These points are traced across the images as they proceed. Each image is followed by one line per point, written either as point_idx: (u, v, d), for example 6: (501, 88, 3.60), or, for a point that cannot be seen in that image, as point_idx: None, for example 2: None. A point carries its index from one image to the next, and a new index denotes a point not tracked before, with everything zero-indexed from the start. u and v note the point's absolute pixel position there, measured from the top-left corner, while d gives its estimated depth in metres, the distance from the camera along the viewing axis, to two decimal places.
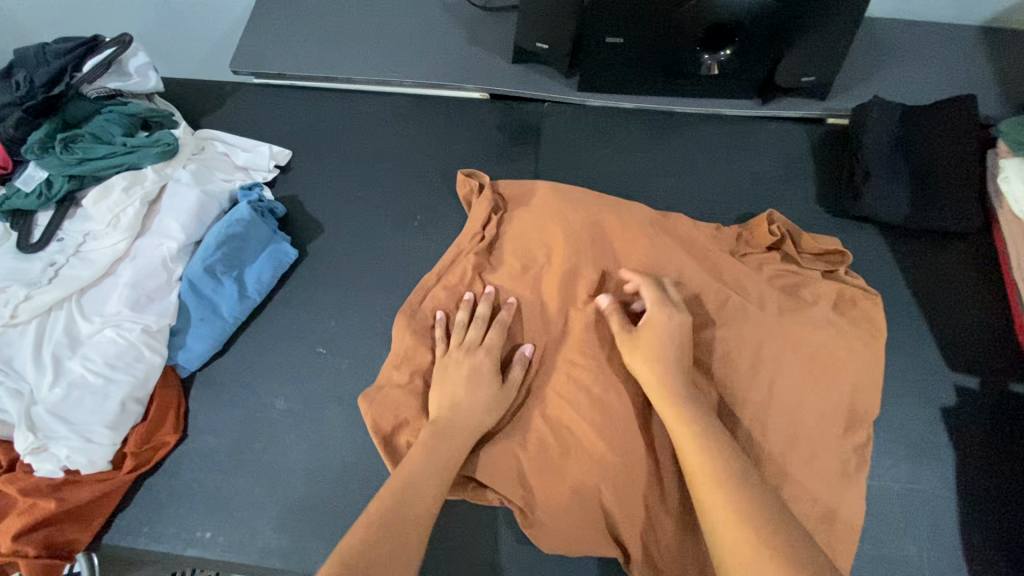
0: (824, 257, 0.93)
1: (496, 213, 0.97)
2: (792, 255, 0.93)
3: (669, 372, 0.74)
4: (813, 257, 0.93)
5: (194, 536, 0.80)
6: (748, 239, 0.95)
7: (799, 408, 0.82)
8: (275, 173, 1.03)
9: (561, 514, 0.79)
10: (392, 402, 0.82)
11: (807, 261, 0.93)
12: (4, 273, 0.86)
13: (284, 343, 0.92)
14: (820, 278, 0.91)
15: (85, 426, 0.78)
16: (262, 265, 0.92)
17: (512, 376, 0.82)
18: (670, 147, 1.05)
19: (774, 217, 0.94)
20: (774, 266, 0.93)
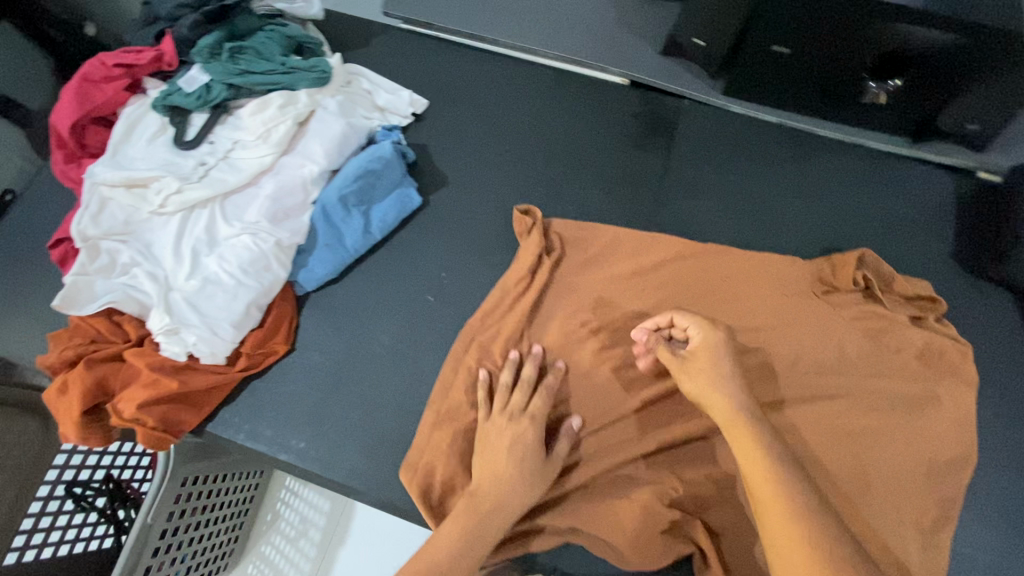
0: (913, 302, 0.90)
1: (548, 256, 0.93)
2: (879, 294, 0.89)
3: (732, 396, 0.70)
4: (901, 297, 0.90)
5: (288, 444, 0.85)
6: (831, 277, 0.90)
7: (898, 462, 0.80)
8: (410, 120, 1.06)
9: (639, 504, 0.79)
10: (466, 372, 0.86)
11: (896, 305, 0.89)
12: (159, 165, 0.91)
13: (396, 284, 0.95)
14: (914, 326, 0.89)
15: (213, 319, 0.83)
16: (389, 206, 0.95)
17: (559, 451, 0.78)
18: (804, 171, 1.02)
19: (865, 258, 0.89)
20: (898, 313, 0.89)
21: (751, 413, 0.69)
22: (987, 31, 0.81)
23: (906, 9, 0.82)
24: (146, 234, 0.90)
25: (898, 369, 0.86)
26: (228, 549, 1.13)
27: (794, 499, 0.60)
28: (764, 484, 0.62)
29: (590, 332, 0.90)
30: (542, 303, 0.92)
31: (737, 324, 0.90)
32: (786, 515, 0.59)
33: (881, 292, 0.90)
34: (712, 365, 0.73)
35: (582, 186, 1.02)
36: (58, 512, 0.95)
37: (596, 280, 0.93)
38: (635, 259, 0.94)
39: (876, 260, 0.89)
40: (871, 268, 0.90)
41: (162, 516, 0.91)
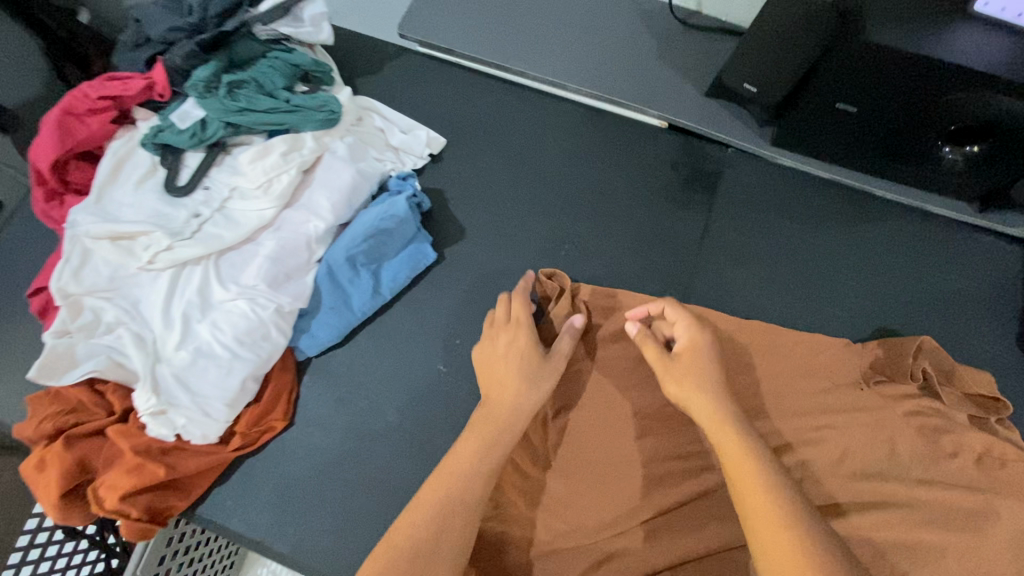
0: (974, 399, 0.80)
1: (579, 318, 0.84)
2: (938, 389, 0.79)
3: (719, 398, 0.65)
4: (963, 395, 0.80)
5: (284, 531, 0.78)
6: (885, 365, 0.82)
7: None
8: (426, 161, 0.96)
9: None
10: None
11: (955, 402, 0.79)
12: (148, 215, 0.82)
13: (405, 351, 0.87)
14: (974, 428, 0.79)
15: (205, 398, 0.75)
16: (401, 264, 0.86)
17: (559, 348, 0.75)
18: (860, 236, 0.93)
19: (925, 343, 0.80)
20: (957, 412, 0.79)
21: (740, 419, 0.63)
22: None
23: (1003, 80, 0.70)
24: (133, 291, 0.82)
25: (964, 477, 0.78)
26: None
27: (797, 524, 0.52)
28: (759, 505, 0.54)
29: (618, 418, 0.82)
30: (565, 380, 0.84)
31: (781, 415, 0.81)
32: (780, 532, 0.51)
33: (940, 386, 0.80)
34: (697, 360, 0.68)
35: (612, 244, 0.93)
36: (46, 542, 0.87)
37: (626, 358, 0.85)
38: None
39: (936, 349, 0.80)
40: (929, 358, 0.80)
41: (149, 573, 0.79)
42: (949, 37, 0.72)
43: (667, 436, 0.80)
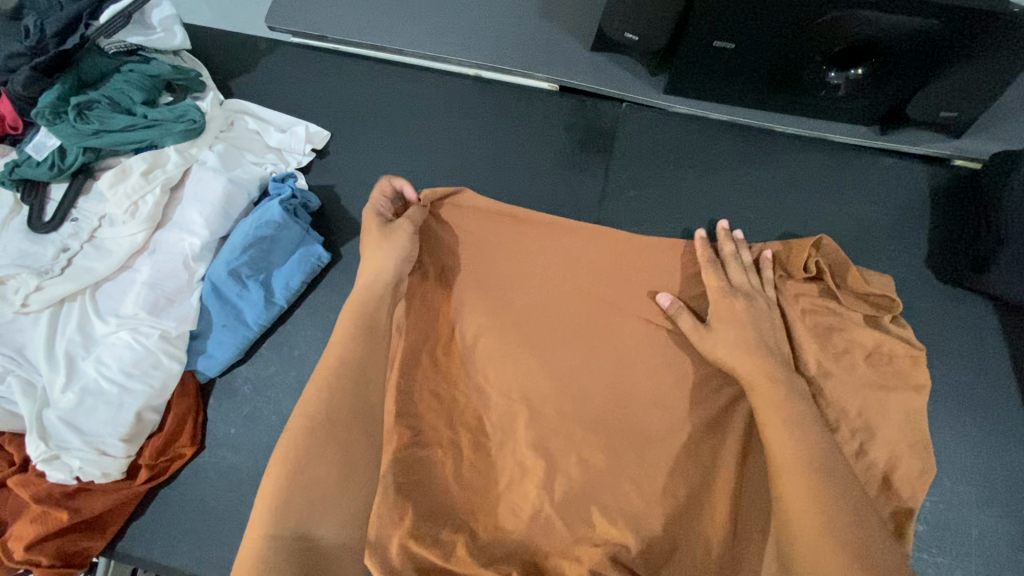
0: (870, 300, 0.76)
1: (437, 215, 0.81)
2: (832, 288, 0.76)
3: (757, 340, 0.68)
4: (858, 295, 0.76)
5: (207, 556, 0.77)
6: (784, 260, 0.78)
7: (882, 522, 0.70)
8: (311, 157, 0.92)
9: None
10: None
11: (849, 301, 0.76)
12: (14, 256, 0.78)
13: (309, 357, 0.84)
14: None
15: (98, 437, 0.73)
16: (292, 269, 0.83)
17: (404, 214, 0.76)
18: (766, 175, 0.90)
19: (823, 242, 0.76)
20: (853, 312, 0.76)
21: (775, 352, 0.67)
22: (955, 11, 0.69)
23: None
24: (13, 338, 0.78)
25: None
26: None
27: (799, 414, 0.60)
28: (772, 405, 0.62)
29: None
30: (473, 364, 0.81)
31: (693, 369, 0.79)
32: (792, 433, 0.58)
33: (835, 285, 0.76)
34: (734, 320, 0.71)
35: None
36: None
37: (532, 334, 0.79)
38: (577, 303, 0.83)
39: (834, 247, 0.76)
40: (825, 258, 0.76)
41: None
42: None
43: None
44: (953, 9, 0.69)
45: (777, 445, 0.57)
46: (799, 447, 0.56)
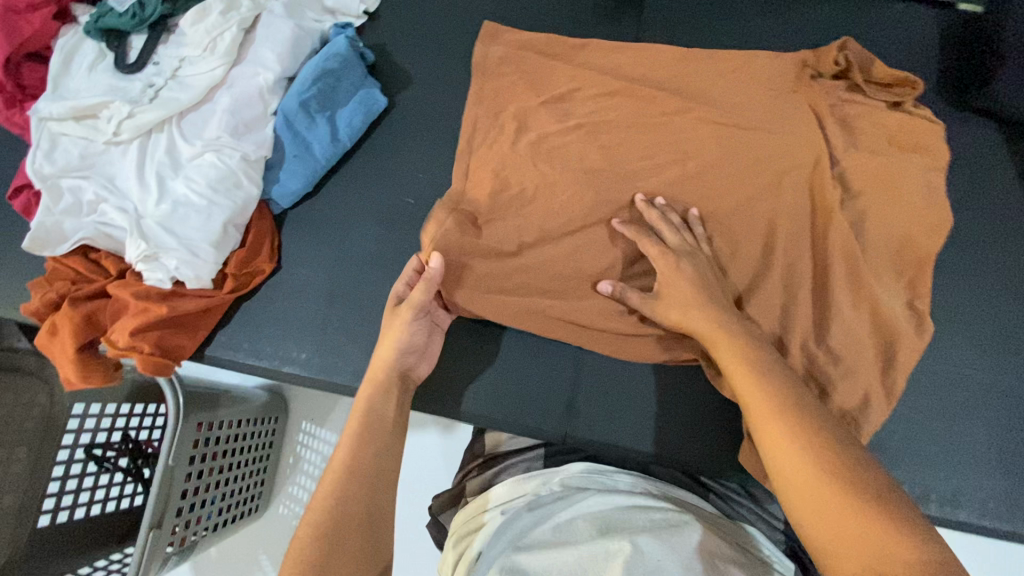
0: (893, 90, 0.88)
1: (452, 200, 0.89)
2: (858, 79, 0.88)
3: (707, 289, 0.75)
4: (882, 87, 0.89)
5: (291, 355, 0.85)
6: (814, 63, 0.90)
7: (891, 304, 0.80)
8: (363, 19, 0.99)
9: (636, 373, 0.85)
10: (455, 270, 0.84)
11: (873, 91, 0.88)
12: (104, 91, 0.86)
13: (372, 190, 0.91)
14: (907, 164, 0.84)
15: (191, 241, 0.81)
16: (354, 109, 0.91)
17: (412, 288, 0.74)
18: (789, 22, 0.96)
19: (849, 42, 0.89)
20: (876, 99, 0.88)
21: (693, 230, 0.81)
22: None
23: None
24: (106, 168, 0.86)
25: (904, 206, 0.83)
26: (257, 491, 1.17)
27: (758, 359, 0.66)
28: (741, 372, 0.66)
29: (579, 212, 0.85)
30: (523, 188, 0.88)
31: (728, 181, 0.85)
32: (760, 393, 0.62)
33: (860, 79, 0.88)
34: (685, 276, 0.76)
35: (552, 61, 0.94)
36: (80, 473, 0.89)
37: (577, 160, 0.87)
38: (618, 131, 0.89)
39: (857, 46, 0.89)
40: (853, 55, 0.88)
41: (184, 457, 0.89)
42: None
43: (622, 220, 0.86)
44: None
45: (749, 401, 0.62)
46: (769, 382, 0.63)
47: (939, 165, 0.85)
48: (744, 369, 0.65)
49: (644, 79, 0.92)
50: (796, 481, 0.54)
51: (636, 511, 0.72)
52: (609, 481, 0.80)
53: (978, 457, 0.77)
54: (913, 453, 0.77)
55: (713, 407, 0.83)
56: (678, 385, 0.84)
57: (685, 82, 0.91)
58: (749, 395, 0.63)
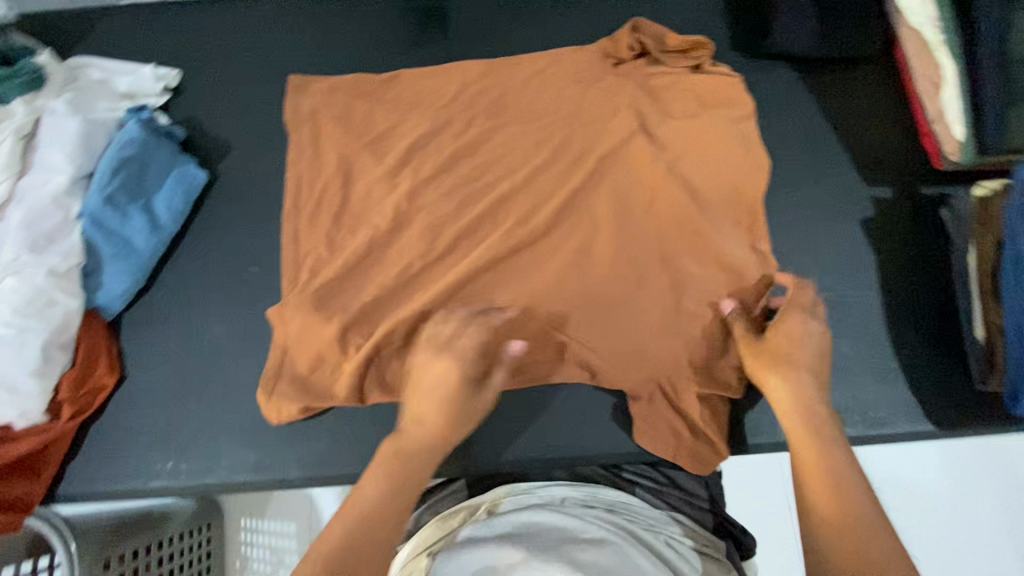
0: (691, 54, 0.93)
1: (300, 258, 0.86)
2: (656, 54, 0.92)
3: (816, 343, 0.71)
4: (680, 54, 0.93)
5: (156, 469, 0.78)
6: (613, 51, 0.93)
7: (737, 253, 0.83)
8: (166, 96, 0.94)
9: (520, 388, 0.85)
10: (315, 329, 0.80)
11: (674, 61, 0.92)
12: None
13: (211, 271, 0.86)
14: (718, 120, 0.89)
15: (8, 378, 0.73)
16: (171, 191, 0.86)
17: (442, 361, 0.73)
18: (588, 12, 0.99)
19: (639, 24, 0.94)
20: (678, 67, 0.92)
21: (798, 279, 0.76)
22: None
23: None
24: None
25: (727, 158, 0.87)
26: None
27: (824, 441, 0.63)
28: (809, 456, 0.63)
29: (427, 241, 0.85)
30: (367, 231, 0.86)
31: (561, 177, 0.87)
32: (828, 484, 0.60)
33: (657, 52, 0.92)
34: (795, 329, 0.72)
35: (369, 101, 0.93)
36: None
37: (413, 191, 0.87)
38: (447, 153, 0.89)
39: (646, 24, 0.93)
40: (645, 34, 0.93)
41: None
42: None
43: (470, 237, 0.85)
44: None
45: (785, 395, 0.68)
46: (800, 382, 0.68)
47: (747, 113, 0.90)
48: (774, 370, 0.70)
49: (463, 96, 0.93)
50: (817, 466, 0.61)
51: (567, 529, 0.67)
52: (542, 497, 0.77)
53: (849, 372, 0.81)
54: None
55: (599, 400, 0.85)
56: (563, 387, 0.85)
57: (501, 91, 0.92)
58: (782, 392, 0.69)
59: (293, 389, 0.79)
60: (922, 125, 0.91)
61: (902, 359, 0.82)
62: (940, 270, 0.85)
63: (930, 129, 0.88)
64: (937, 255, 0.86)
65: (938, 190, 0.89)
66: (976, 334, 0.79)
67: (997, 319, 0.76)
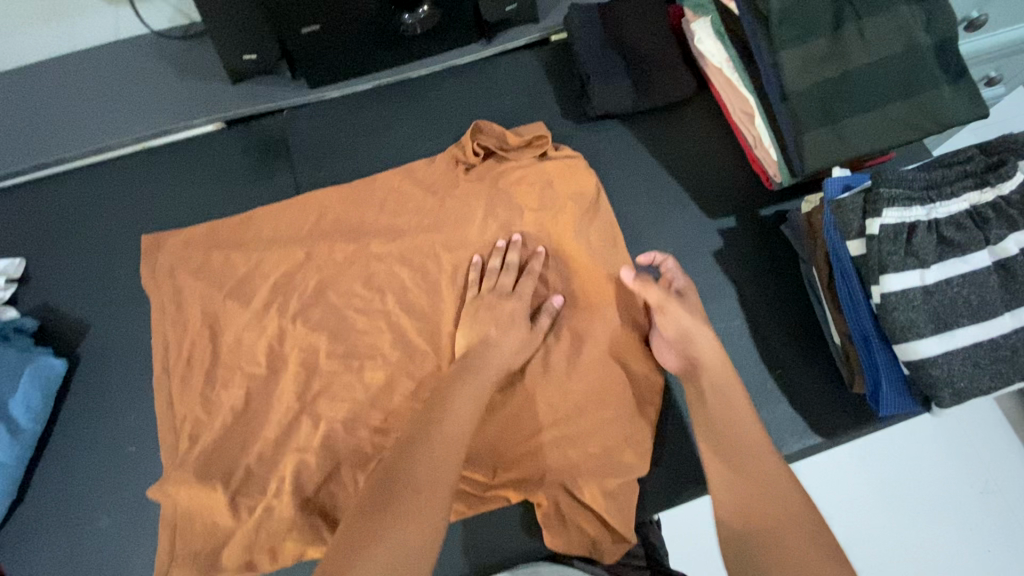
0: (533, 143, 0.94)
1: (177, 426, 0.83)
2: (500, 152, 0.94)
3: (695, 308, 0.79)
4: (524, 146, 0.94)
5: None
6: (457, 151, 0.95)
7: (602, 317, 0.87)
8: (11, 288, 0.91)
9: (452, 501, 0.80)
10: (202, 502, 0.78)
11: (519, 154, 0.94)
12: None
13: (88, 461, 0.83)
14: (563, 193, 0.92)
15: None
16: (26, 390, 0.83)
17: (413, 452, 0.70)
18: (424, 110, 1.03)
19: (481, 126, 0.94)
20: (524, 158, 0.94)
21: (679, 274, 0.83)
22: None
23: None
24: None
25: (576, 227, 0.90)
26: None
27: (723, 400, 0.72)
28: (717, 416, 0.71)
29: (303, 378, 0.84)
30: (243, 382, 0.85)
31: (421, 283, 0.90)
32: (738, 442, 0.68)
33: (502, 150, 0.94)
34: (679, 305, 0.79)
35: (222, 247, 0.93)
36: None
37: (282, 331, 0.87)
38: (314, 284, 0.90)
39: (484, 129, 0.94)
40: (487, 135, 0.94)
41: None
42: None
43: (347, 363, 0.85)
44: None
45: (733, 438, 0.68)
46: (745, 426, 0.69)
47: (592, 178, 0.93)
48: (724, 412, 0.71)
49: (316, 222, 0.94)
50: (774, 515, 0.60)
51: None
52: None
53: None
54: (679, 434, 0.85)
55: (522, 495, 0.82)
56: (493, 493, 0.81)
57: (351, 211, 0.95)
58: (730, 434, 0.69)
59: (201, 564, 0.76)
60: (748, 150, 0.95)
61: (778, 379, 0.85)
62: (794, 284, 0.90)
63: (754, 153, 0.93)
64: (788, 271, 0.91)
65: (774, 210, 0.95)
66: (836, 342, 0.83)
67: (845, 328, 0.80)
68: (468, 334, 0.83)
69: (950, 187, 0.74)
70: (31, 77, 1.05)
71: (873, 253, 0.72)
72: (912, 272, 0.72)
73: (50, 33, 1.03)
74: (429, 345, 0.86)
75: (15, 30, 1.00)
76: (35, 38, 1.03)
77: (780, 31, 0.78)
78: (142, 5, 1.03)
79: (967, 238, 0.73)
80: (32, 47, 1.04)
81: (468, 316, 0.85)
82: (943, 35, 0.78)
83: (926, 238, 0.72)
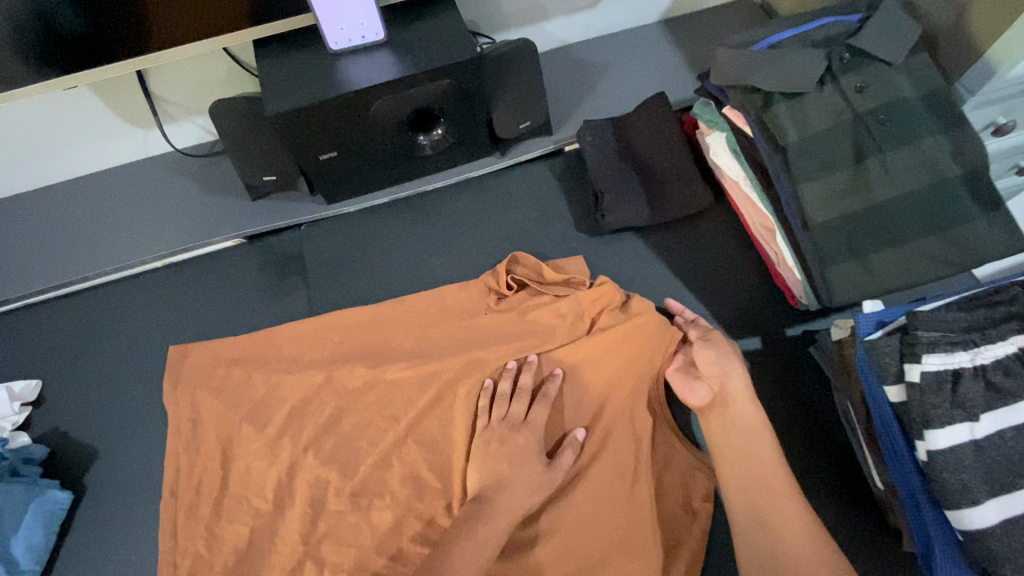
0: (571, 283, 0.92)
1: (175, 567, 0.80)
2: (534, 285, 0.91)
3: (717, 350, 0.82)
4: (561, 283, 0.92)
5: None
6: (488, 282, 0.93)
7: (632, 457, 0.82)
8: (26, 412, 0.91)
9: None
10: None
11: (555, 290, 0.91)
12: None
13: None
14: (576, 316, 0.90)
15: None
16: (27, 529, 0.81)
17: None
18: (438, 225, 1.04)
19: (518, 257, 0.94)
20: (559, 293, 0.91)
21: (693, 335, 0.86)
22: (469, 70, 0.87)
23: (393, 82, 0.85)
24: None
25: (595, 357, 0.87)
26: None
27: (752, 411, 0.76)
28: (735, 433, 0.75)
29: (305, 518, 0.81)
30: (244, 519, 0.82)
31: (431, 413, 0.87)
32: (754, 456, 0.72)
33: (536, 284, 0.92)
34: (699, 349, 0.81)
35: (230, 370, 0.91)
36: None
37: (288, 463, 0.84)
38: (328, 412, 0.87)
39: (520, 260, 0.93)
40: (524, 267, 0.93)
41: None
42: (342, 74, 0.86)
43: (352, 501, 0.82)
44: (456, 68, 0.86)
45: (749, 463, 0.72)
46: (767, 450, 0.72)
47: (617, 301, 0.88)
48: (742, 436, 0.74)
49: (326, 343, 0.93)
50: (796, 550, 0.63)
51: None
52: None
53: None
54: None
55: None
56: None
57: (362, 332, 0.93)
58: (745, 461, 0.72)
59: None
60: (771, 267, 0.91)
61: None
62: (825, 415, 0.85)
63: (778, 271, 0.88)
64: (819, 400, 0.86)
65: (801, 330, 0.90)
66: (877, 487, 0.77)
67: (887, 476, 0.74)
68: (479, 473, 0.79)
69: (994, 330, 0.69)
70: (66, 195, 1.10)
71: (914, 404, 0.67)
72: (960, 425, 0.65)
73: (84, 154, 1.07)
74: (438, 480, 0.83)
75: (51, 153, 1.05)
76: (69, 158, 1.08)
77: (797, 164, 0.77)
78: (169, 126, 1.08)
79: (1018, 384, 0.66)
80: (64, 166, 1.08)
81: (480, 453, 0.81)
82: (973, 165, 0.75)
83: (973, 385, 0.67)
